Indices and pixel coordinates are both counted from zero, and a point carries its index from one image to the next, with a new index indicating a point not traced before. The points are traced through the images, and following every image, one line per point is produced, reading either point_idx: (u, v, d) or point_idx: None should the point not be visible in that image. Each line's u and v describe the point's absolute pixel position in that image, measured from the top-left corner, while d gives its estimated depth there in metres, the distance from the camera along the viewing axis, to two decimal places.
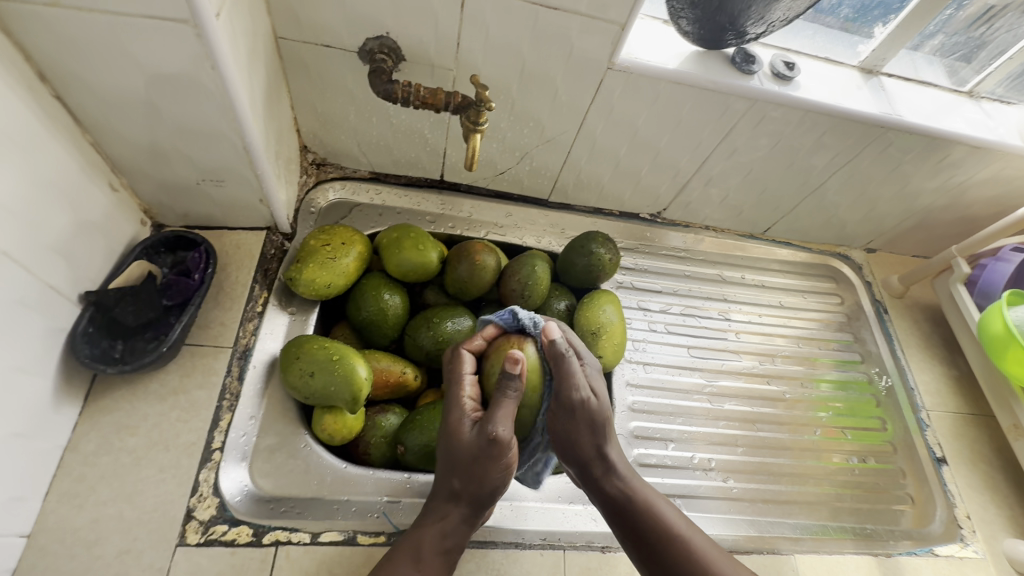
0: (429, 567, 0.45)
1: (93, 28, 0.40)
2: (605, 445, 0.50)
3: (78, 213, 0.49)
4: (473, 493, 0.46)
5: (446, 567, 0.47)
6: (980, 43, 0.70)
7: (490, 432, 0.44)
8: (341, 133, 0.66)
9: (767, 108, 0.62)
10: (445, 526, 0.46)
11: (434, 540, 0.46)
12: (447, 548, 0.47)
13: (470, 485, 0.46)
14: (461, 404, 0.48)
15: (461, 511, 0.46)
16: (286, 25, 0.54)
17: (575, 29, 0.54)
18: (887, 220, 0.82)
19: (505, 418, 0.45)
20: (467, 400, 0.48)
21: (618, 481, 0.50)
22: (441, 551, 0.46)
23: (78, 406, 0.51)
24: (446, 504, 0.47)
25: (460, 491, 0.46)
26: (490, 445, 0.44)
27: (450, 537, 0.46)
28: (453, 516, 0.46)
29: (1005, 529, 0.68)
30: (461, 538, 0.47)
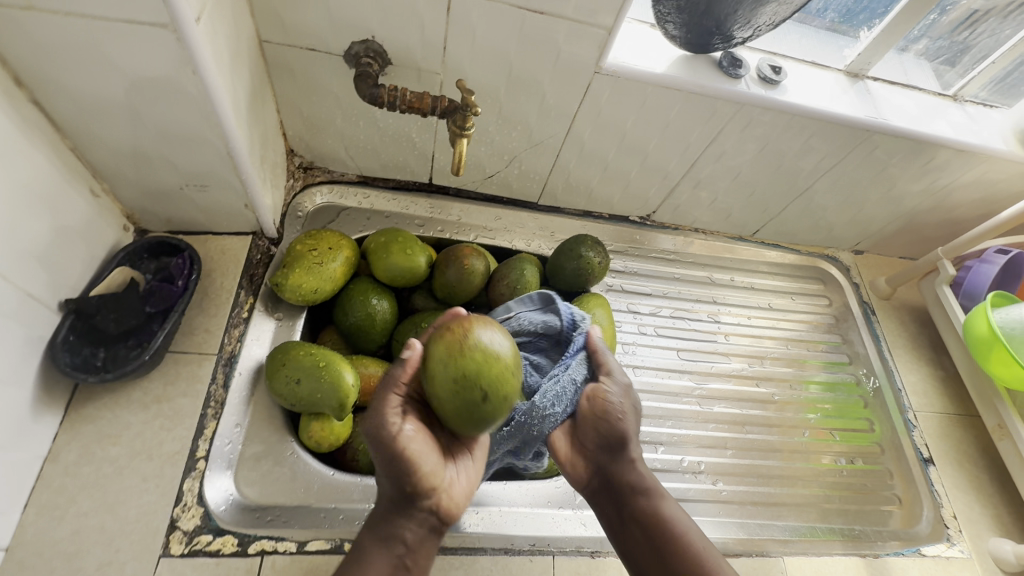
0: (367, 562, 0.41)
1: (69, 32, 0.40)
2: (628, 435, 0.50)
3: (57, 220, 0.48)
4: (393, 481, 0.43)
5: (392, 562, 0.42)
6: (964, 47, 0.71)
7: (372, 425, 0.42)
8: (328, 137, 0.66)
9: (754, 112, 0.62)
10: (377, 519, 0.43)
11: (370, 535, 0.43)
12: (388, 540, 0.42)
13: (384, 472, 0.43)
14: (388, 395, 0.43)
15: (384, 496, 0.44)
16: (270, 28, 0.53)
17: (562, 33, 0.54)
18: (874, 222, 0.82)
19: (392, 404, 0.43)
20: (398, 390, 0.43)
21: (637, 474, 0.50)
22: (382, 543, 0.42)
23: (59, 416, 0.50)
24: (379, 499, 0.44)
25: (381, 481, 0.44)
26: (375, 433, 0.42)
27: (383, 527, 0.43)
28: (384, 506, 0.44)
29: (991, 528, 0.69)
30: (403, 530, 0.43)
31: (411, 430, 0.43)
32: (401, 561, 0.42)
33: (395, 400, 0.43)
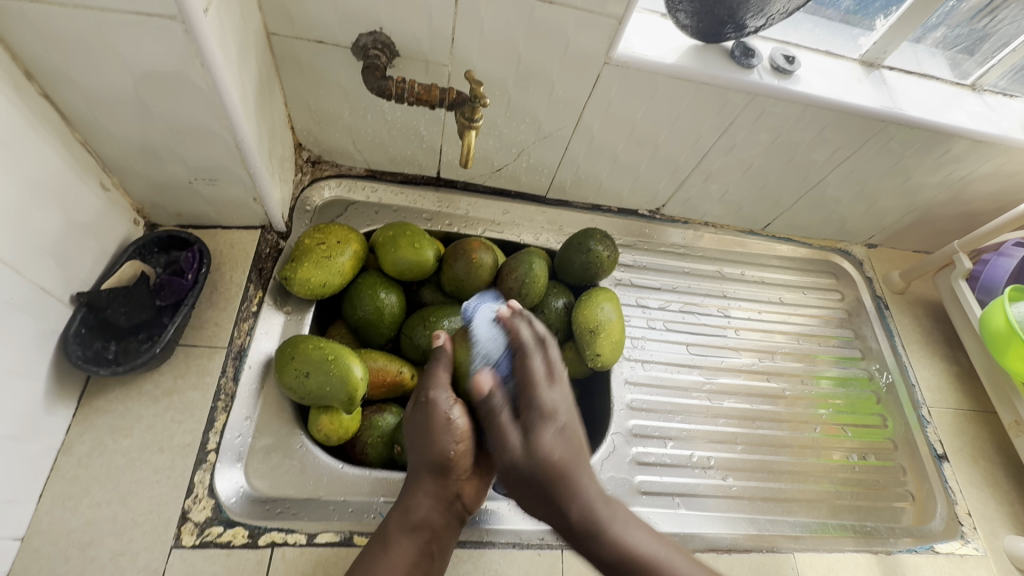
0: (397, 547, 0.44)
1: (78, 24, 0.40)
2: (578, 473, 0.43)
3: (69, 213, 0.48)
4: (429, 461, 0.47)
5: (418, 548, 0.45)
6: (983, 35, 0.69)
7: (423, 397, 0.48)
8: (336, 131, 0.65)
9: (767, 102, 0.61)
10: (410, 504, 0.46)
11: (399, 519, 0.46)
12: (416, 526, 0.45)
13: (424, 451, 0.47)
14: (438, 398, 0.48)
15: (422, 481, 0.47)
16: (278, 21, 0.53)
17: (571, 23, 0.53)
18: (888, 215, 0.81)
19: (438, 382, 0.48)
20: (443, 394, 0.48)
21: (577, 504, 0.42)
22: (408, 529, 0.45)
23: (71, 408, 0.50)
24: (413, 483, 0.48)
25: (419, 461, 0.48)
26: (423, 408, 0.48)
27: (414, 511, 0.46)
28: (418, 490, 0.47)
29: (1006, 526, 0.68)
30: (430, 516, 0.46)
31: (459, 412, 0.47)
32: (427, 547, 0.45)
33: (444, 376, 0.49)
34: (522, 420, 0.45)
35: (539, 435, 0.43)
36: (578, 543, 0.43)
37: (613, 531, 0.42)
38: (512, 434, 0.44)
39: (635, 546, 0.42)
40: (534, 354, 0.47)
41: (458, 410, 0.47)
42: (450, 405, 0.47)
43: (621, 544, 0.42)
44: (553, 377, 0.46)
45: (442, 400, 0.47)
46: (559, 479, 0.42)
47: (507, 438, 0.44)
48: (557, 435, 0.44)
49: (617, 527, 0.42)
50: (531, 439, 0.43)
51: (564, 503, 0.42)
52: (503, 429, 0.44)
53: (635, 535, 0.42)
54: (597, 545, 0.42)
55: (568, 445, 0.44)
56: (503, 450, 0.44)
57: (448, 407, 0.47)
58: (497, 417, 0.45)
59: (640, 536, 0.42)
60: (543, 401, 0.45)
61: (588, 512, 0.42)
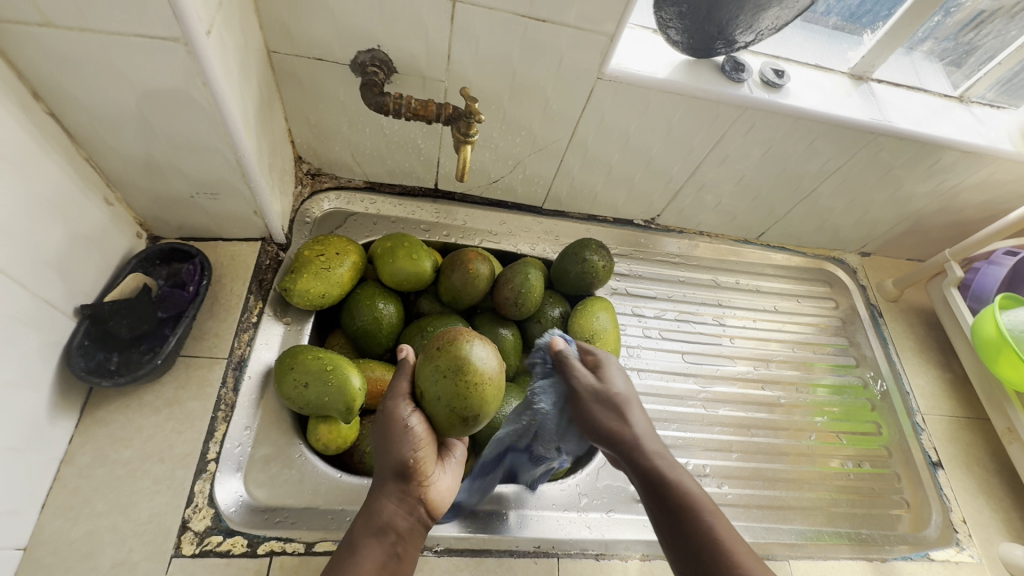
0: (365, 550, 0.42)
1: (84, 46, 0.41)
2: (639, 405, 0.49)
3: (73, 227, 0.49)
4: (391, 468, 0.46)
5: (385, 551, 0.43)
6: (970, 48, 0.71)
7: (386, 405, 0.48)
8: (336, 144, 0.67)
9: (757, 115, 0.62)
10: (375, 507, 0.45)
11: (364, 522, 0.44)
12: (382, 528, 0.44)
13: (385, 456, 0.46)
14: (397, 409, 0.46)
15: (386, 485, 0.46)
16: (278, 39, 0.54)
17: (564, 41, 0.54)
18: (881, 224, 0.82)
19: (399, 390, 0.48)
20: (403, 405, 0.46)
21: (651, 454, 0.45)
22: (374, 531, 0.43)
23: (74, 419, 0.51)
24: (378, 488, 0.46)
25: (383, 467, 0.47)
26: (383, 416, 0.47)
27: (379, 514, 0.44)
28: (383, 492, 0.46)
29: (1001, 533, 0.68)
30: (396, 519, 0.45)
31: (417, 420, 0.46)
32: (393, 549, 0.43)
33: (405, 386, 0.48)
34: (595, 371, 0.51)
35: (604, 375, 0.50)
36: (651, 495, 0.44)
37: (676, 480, 0.43)
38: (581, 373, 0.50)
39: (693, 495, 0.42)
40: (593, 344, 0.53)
41: (416, 418, 0.46)
42: (408, 413, 0.46)
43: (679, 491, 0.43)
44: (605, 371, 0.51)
45: (400, 412, 0.46)
46: (621, 438, 0.47)
47: (592, 412, 0.48)
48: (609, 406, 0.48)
49: (668, 464, 0.45)
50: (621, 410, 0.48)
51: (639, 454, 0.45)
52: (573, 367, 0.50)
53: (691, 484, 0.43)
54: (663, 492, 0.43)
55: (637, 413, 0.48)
56: (582, 417, 0.49)
57: (407, 415, 0.46)
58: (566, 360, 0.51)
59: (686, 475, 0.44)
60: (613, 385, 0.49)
61: (639, 441, 0.46)
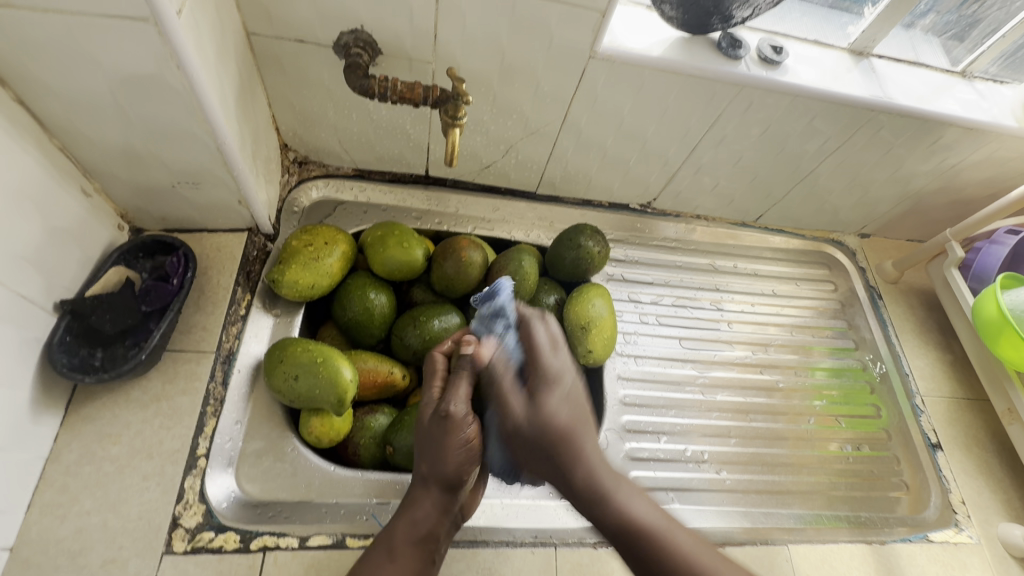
0: (403, 558, 0.42)
1: (48, 28, 0.39)
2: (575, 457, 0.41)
3: (48, 220, 0.47)
4: (441, 474, 0.44)
5: (424, 558, 0.44)
6: (973, 21, 0.69)
7: (442, 409, 0.45)
8: (322, 130, 0.65)
9: (755, 93, 0.61)
10: (416, 513, 0.44)
11: (406, 529, 0.43)
12: (423, 537, 0.44)
13: (436, 467, 0.44)
14: (455, 399, 0.45)
15: (431, 494, 0.44)
16: (257, 20, 0.52)
17: (554, 18, 0.52)
18: (881, 204, 0.80)
19: (459, 395, 0.45)
20: (461, 400, 0.45)
21: (581, 467, 0.41)
22: (416, 540, 0.43)
23: (58, 417, 0.50)
24: (418, 489, 0.45)
25: (428, 471, 0.45)
26: (439, 421, 0.45)
27: (423, 522, 0.44)
28: (424, 500, 0.44)
29: (1000, 513, 0.68)
30: (436, 526, 0.45)
31: (475, 434, 0.45)
32: (429, 556, 0.44)
33: (464, 389, 0.46)
34: (525, 387, 0.44)
35: (541, 398, 0.42)
36: (577, 504, 0.41)
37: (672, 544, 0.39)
38: (515, 400, 0.43)
39: (639, 516, 0.40)
40: (537, 326, 0.48)
41: (474, 430, 0.45)
42: (457, 402, 0.45)
43: (625, 514, 0.40)
44: (557, 346, 0.47)
45: (457, 409, 0.44)
46: (568, 445, 0.41)
47: (510, 405, 0.43)
48: (563, 399, 0.43)
49: (620, 498, 0.40)
50: (534, 402, 0.43)
51: (570, 466, 0.41)
52: (505, 395, 0.44)
53: (631, 499, 0.40)
54: (597, 508, 0.40)
55: (575, 408, 0.43)
56: (509, 421, 0.43)
57: (467, 426, 0.45)
58: (500, 383, 0.45)
59: (644, 507, 0.40)
60: (548, 366, 0.44)
61: (591, 479, 0.40)
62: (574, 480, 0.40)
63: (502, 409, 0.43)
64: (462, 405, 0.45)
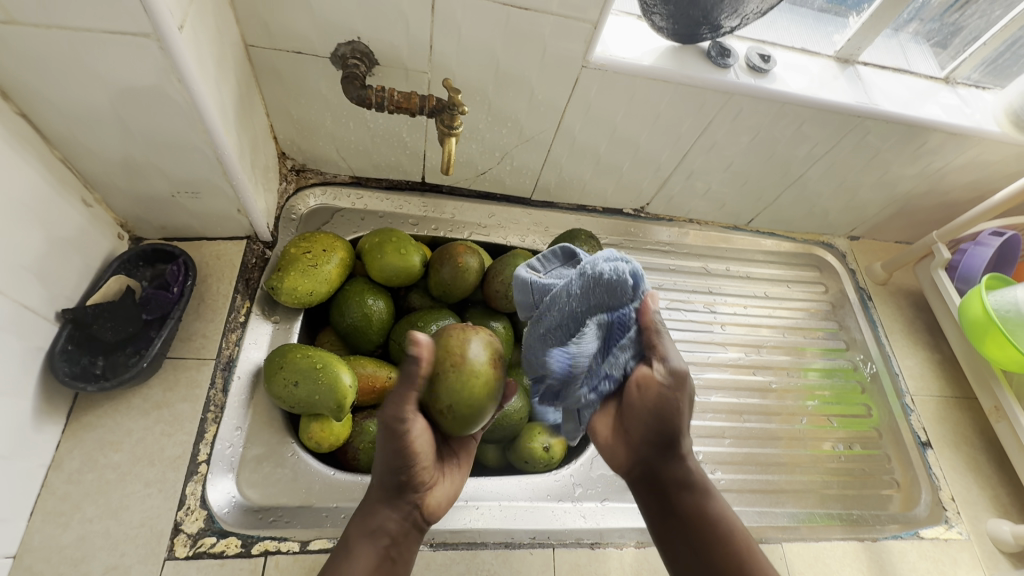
0: (357, 553, 0.41)
1: (52, 44, 0.40)
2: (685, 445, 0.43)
3: (50, 230, 0.48)
4: (384, 477, 0.42)
5: (379, 554, 0.41)
6: (955, 29, 0.71)
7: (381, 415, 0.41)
8: (319, 139, 0.66)
9: (745, 101, 0.62)
10: (370, 514, 0.42)
11: (358, 526, 0.42)
12: (375, 532, 0.42)
13: (380, 467, 0.43)
14: (403, 422, 0.40)
15: (380, 492, 0.43)
16: (255, 32, 0.53)
17: (548, 29, 0.53)
18: (869, 207, 0.82)
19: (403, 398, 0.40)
20: (410, 420, 0.41)
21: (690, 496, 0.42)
22: (368, 536, 0.42)
23: (60, 425, 0.50)
24: (371, 492, 0.43)
25: (377, 476, 0.43)
26: (381, 424, 0.41)
27: (372, 518, 0.42)
28: (374, 499, 0.43)
29: (989, 510, 0.69)
30: (389, 524, 0.42)
31: (420, 427, 0.41)
32: (387, 553, 0.42)
33: (411, 392, 0.40)
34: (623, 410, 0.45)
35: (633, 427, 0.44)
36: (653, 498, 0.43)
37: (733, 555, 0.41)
38: (607, 420, 0.46)
39: (727, 528, 0.42)
40: (660, 333, 0.43)
41: (419, 425, 0.41)
42: (411, 421, 0.41)
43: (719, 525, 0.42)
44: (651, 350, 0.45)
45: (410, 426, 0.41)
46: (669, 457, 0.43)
47: (633, 434, 0.44)
48: (676, 433, 0.44)
49: (703, 498, 0.43)
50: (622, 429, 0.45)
51: (666, 466, 0.43)
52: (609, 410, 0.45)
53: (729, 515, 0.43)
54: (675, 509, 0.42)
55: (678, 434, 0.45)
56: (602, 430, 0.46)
57: (409, 422, 0.41)
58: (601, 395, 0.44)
59: (723, 513, 0.42)
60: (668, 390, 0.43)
61: (683, 478, 0.43)
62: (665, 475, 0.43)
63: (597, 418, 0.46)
64: (416, 420, 0.41)
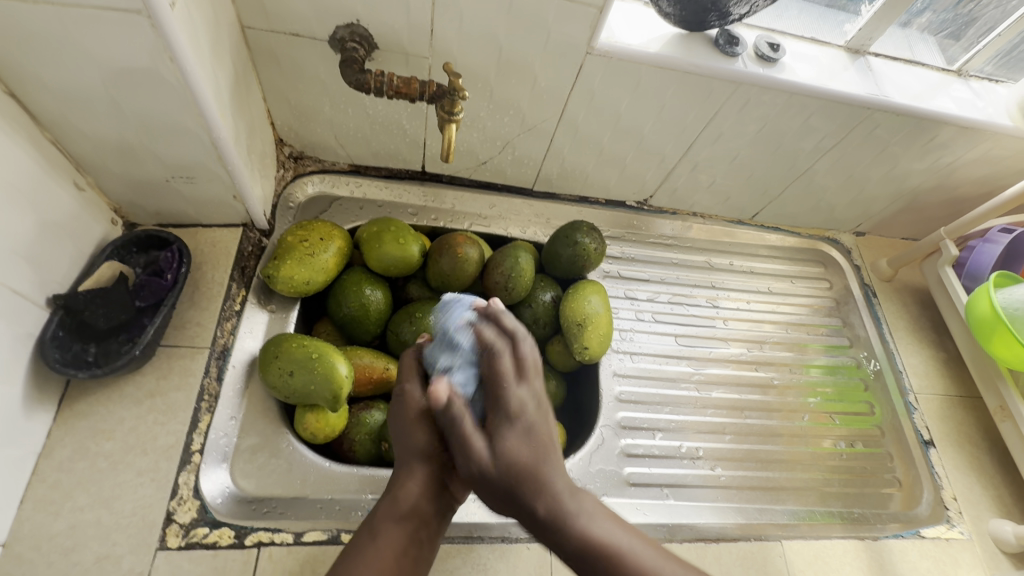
0: (385, 534, 0.41)
1: (40, 20, 0.39)
2: (545, 457, 0.37)
3: (41, 214, 0.47)
4: (411, 448, 0.45)
5: (409, 536, 0.42)
6: (969, 19, 0.69)
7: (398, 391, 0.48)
8: (318, 125, 0.64)
9: (753, 91, 0.61)
10: (400, 491, 0.43)
11: (388, 506, 0.42)
12: (406, 514, 0.42)
13: (408, 441, 0.44)
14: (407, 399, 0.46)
15: (414, 468, 0.43)
16: (252, 13, 0.52)
17: (552, 14, 0.52)
18: (876, 203, 0.81)
19: (408, 381, 0.47)
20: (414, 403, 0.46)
21: (543, 499, 0.37)
22: (398, 517, 0.42)
23: (51, 412, 0.50)
24: (404, 469, 0.44)
25: (404, 453, 0.45)
26: (398, 400, 0.47)
27: (405, 497, 0.42)
28: (410, 471, 0.43)
29: (992, 510, 0.68)
30: (421, 502, 0.43)
31: (427, 395, 0.46)
32: (416, 535, 0.42)
33: (410, 373, 0.47)
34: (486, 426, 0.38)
35: (501, 437, 0.37)
36: (537, 532, 0.37)
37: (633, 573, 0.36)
38: (478, 440, 0.37)
39: (601, 539, 0.37)
40: (489, 328, 0.42)
41: (424, 396, 0.46)
42: (416, 395, 0.46)
43: (588, 536, 0.37)
44: (525, 373, 0.40)
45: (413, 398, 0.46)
46: (524, 480, 0.36)
47: (472, 446, 0.37)
48: (522, 437, 0.37)
49: (583, 520, 0.37)
50: (496, 446, 0.37)
51: (530, 500, 0.37)
52: (467, 437, 0.37)
53: (607, 528, 0.37)
54: (559, 538, 0.37)
55: (538, 445, 0.38)
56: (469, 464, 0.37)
57: (416, 392, 0.46)
58: (459, 423, 0.38)
59: (607, 525, 0.37)
60: (509, 400, 0.38)
61: (553, 509, 0.37)
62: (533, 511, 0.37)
63: (463, 452, 0.37)
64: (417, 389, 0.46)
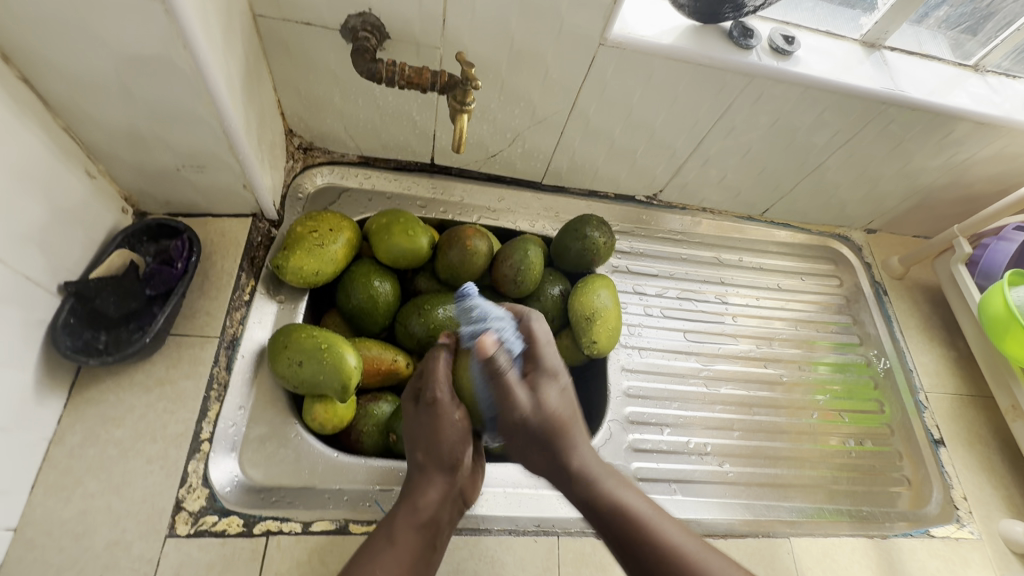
0: (403, 540, 0.43)
1: (54, 5, 0.39)
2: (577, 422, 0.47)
3: (53, 200, 0.47)
4: (438, 457, 0.47)
5: (424, 543, 0.44)
6: (987, 14, 0.67)
7: (428, 396, 0.48)
8: (327, 116, 0.64)
9: (766, 84, 0.60)
10: (419, 499, 0.45)
11: (406, 514, 0.44)
12: (425, 523, 0.44)
13: (432, 450, 0.47)
14: (447, 411, 0.47)
15: (433, 478, 0.46)
16: (263, 2, 0.51)
17: (565, 4, 0.52)
18: (888, 200, 0.80)
19: (441, 383, 0.48)
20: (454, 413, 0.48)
21: (576, 456, 0.45)
22: (418, 526, 0.44)
23: (62, 399, 0.50)
24: (421, 477, 0.47)
25: (427, 458, 0.47)
26: (428, 409, 0.48)
27: (425, 508, 0.45)
28: (426, 481, 0.46)
29: (1002, 510, 0.68)
30: (438, 512, 0.46)
31: (463, 416, 0.48)
32: (431, 542, 0.45)
33: (444, 375, 0.48)
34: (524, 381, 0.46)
35: (541, 391, 0.46)
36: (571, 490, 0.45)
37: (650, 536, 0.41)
38: (518, 392, 0.46)
39: (630, 504, 0.43)
40: (536, 323, 0.49)
41: (459, 414, 0.48)
42: (454, 410, 0.47)
43: (615, 498, 0.44)
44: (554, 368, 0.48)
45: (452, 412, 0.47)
46: (563, 432, 0.45)
47: (514, 398, 0.45)
48: (558, 393, 0.47)
49: (611, 484, 0.45)
50: (537, 397, 0.46)
51: (565, 455, 0.45)
52: (510, 388, 0.45)
53: (622, 489, 0.44)
54: (592, 494, 0.44)
55: (567, 404, 0.47)
56: (513, 413, 0.46)
57: (452, 410, 0.48)
58: (502, 376, 0.45)
59: (634, 496, 0.44)
60: (545, 361, 0.47)
61: (583, 466, 0.45)
62: (569, 464, 0.45)
63: (506, 403, 0.46)
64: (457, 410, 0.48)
